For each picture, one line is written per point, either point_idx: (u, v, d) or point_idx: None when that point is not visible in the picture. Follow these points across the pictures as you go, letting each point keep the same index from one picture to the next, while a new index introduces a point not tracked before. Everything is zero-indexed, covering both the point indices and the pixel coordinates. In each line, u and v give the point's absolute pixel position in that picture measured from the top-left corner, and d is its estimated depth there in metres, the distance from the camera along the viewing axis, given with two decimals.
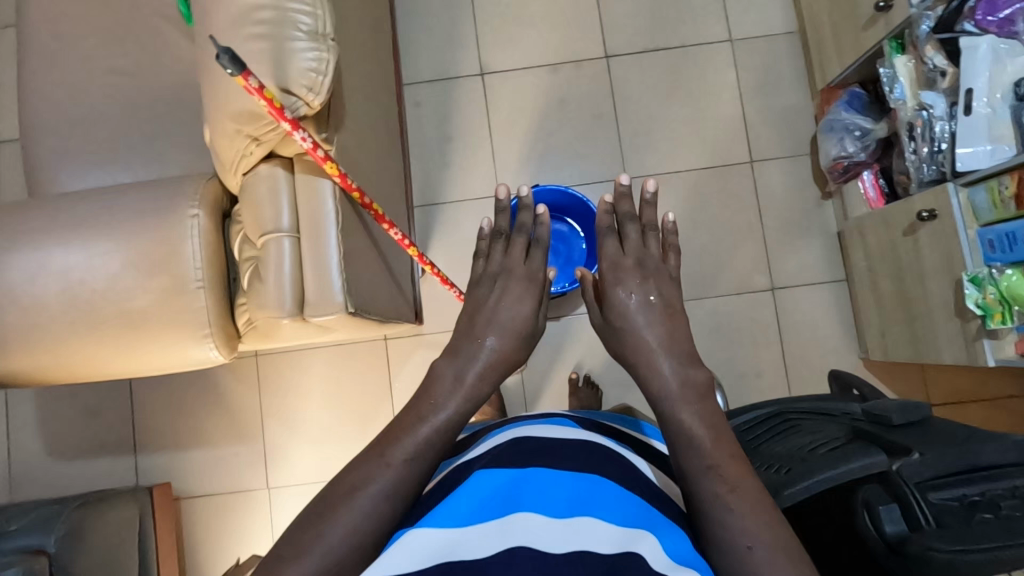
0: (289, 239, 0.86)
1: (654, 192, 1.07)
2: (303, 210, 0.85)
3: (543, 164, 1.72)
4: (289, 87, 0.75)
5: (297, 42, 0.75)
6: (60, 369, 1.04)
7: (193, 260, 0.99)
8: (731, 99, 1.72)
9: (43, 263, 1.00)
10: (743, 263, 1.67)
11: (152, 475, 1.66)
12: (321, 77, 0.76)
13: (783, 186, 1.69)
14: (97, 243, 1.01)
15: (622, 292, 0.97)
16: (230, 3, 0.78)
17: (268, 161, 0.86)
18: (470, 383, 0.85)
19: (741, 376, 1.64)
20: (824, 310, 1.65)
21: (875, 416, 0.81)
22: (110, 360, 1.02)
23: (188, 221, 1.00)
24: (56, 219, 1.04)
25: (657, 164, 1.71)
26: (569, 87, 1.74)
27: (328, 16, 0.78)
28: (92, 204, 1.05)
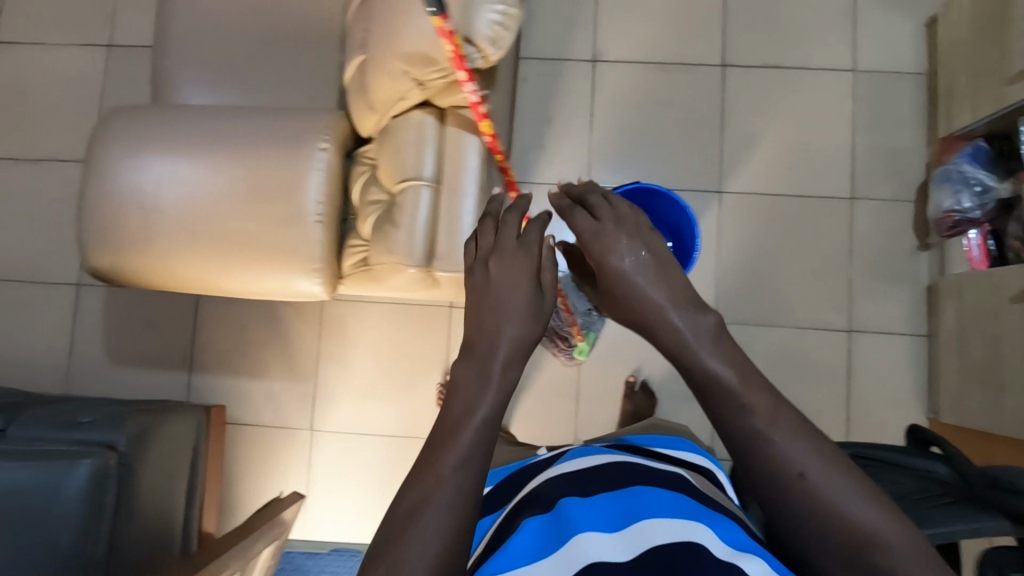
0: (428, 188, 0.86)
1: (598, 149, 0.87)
2: (450, 166, 0.86)
3: (639, 162, 1.68)
4: (471, 37, 0.74)
5: None
6: (166, 279, 1.05)
7: (314, 193, 0.99)
8: (843, 130, 1.67)
9: (171, 172, 1.02)
10: (824, 299, 1.63)
11: (201, 395, 1.70)
12: (504, 33, 0.75)
13: (880, 228, 1.63)
14: (224, 161, 1.01)
15: (615, 260, 0.74)
16: None
17: (421, 108, 0.87)
18: (498, 380, 0.66)
19: (800, 411, 1.60)
20: (899, 362, 1.60)
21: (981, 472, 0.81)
22: (214, 278, 1.03)
23: (316, 154, 1.00)
24: (186, 128, 1.04)
25: (755, 184, 1.66)
26: (679, 89, 1.70)
27: None
28: (220, 118, 1.05)
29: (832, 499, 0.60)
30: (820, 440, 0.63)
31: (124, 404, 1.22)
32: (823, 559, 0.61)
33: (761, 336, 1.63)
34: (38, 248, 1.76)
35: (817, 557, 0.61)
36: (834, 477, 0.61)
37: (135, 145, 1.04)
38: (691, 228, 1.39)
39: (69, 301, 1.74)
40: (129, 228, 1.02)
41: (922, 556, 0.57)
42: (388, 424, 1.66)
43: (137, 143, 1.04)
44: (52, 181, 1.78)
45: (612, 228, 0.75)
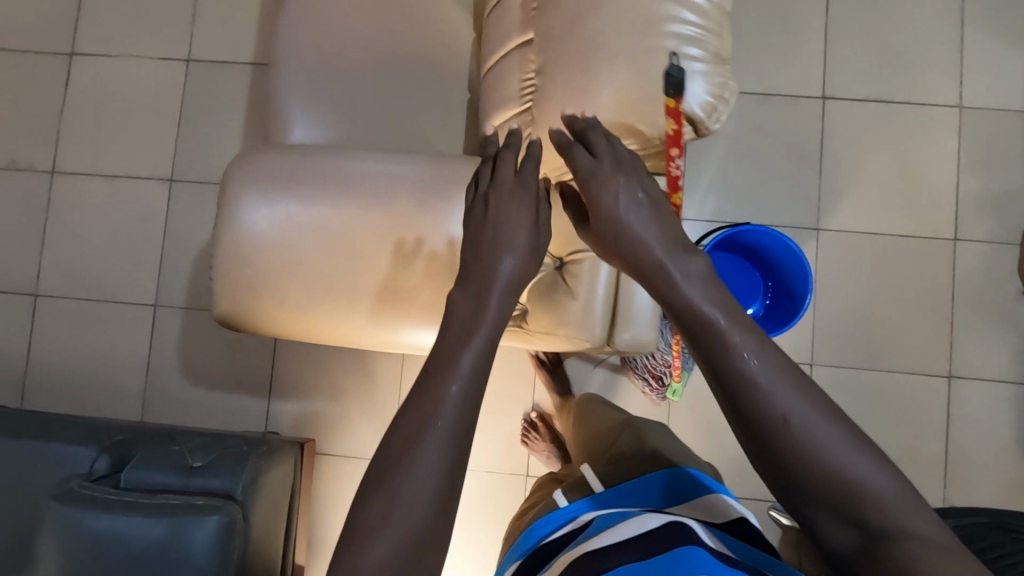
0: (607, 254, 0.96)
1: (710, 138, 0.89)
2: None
3: (734, 196, 1.64)
4: (691, 116, 0.88)
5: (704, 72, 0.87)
6: (284, 326, 1.04)
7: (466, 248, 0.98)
8: (947, 168, 1.62)
9: (313, 221, 1.00)
10: (923, 343, 1.59)
11: (280, 423, 1.67)
12: (719, 106, 0.88)
13: (983, 272, 1.59)
14: (368, 212, 0.99)
15: (609, 197, 0.79)
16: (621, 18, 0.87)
17: None
18: (492, 305, 0.76)
19: (897, 458, 1.56)
20: (999, 411, 1.56)
21: None
22: (334, 329, 1.03)
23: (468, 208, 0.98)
24: (325, 176, 1.02)
25: (852, 221, 1.62)
26: (778, 121, 1.65)
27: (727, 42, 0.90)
28: (355, 163, 1.03)
29: (820, 447, 0.61)
30: (822, 397, 0.64)
31: (235, 441, 1.22)
32: (819, 515, 0.62)
33: (854, 379, 1.59)
34: (115, 265, 1.73)
35: (808, 515, 0.62)
36: (823, 435, 0.61)
37: (268, 188, 1.02)
38: (805, 290, 1.35)
39: (145, 322, 1.71)
40: (257, 273, 1.01)
41: (916, 531, 0.59)
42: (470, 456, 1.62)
43: (269, 184, 1.02)
44: (129, 197, 1.74)
45: (607, 168, 0.80)
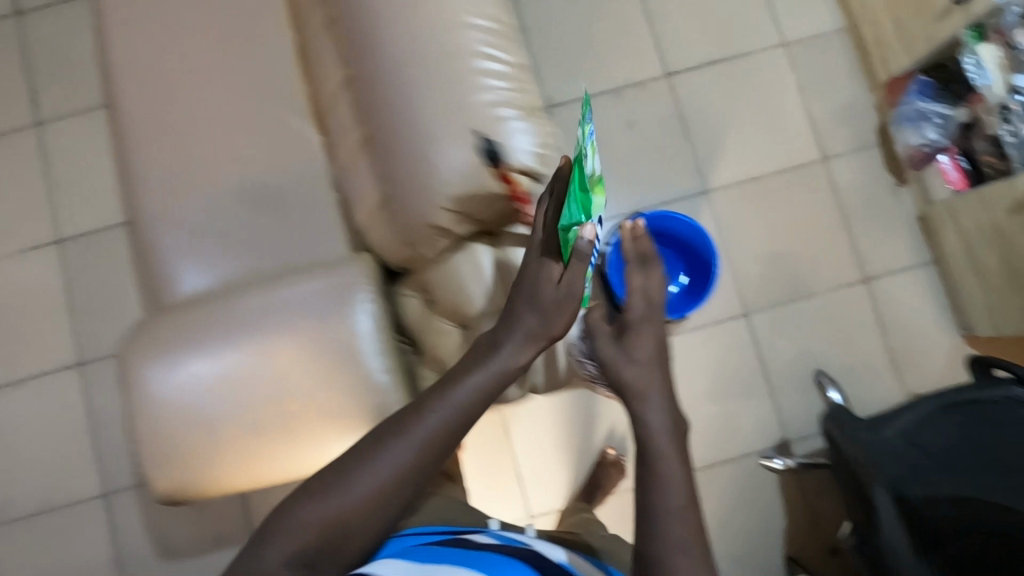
0: (504, 312, 0.92)
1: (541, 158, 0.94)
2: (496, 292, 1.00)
3: (621, 185, 1.72)
4: (524, 168, 0.92)
5: (514, 124, 0.94)
6: (278, 477, 1.00)
7: (370, 343, 0.98)
8: (796, 100, 1.75)
9: (209, 366, 0.99)
10: (833, 259, 1.70)
11: None
12: (548, 150, 0.95)
13: (859, 178, 1.72)
14: (255, 342, 0.99)
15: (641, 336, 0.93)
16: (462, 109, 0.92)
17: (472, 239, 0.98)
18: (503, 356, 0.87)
19: (849, 369, 1.66)
20: (918, 293, 1.68)
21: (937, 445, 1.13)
22: (261, 465, 0.98)
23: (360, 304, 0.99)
24: (195, 321, 1.02)
25: (732, 174, 1.73)
26: (635, 108, 1.75)
27: (529, 97, 0.97)
28: (268, 289, 1.03)
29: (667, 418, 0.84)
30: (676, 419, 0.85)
31: None
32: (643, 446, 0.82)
33: (787, 312, 1.68)
34: (51, 471, 1.64)
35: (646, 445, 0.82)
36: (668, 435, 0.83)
37: (178, 332, 1.02)
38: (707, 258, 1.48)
39: (101, 511, 1.63)
40: (201, 429, 0.98)
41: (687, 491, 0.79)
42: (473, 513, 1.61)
43: (223, 335, 1.00)
44: (40, 396, 1.66)
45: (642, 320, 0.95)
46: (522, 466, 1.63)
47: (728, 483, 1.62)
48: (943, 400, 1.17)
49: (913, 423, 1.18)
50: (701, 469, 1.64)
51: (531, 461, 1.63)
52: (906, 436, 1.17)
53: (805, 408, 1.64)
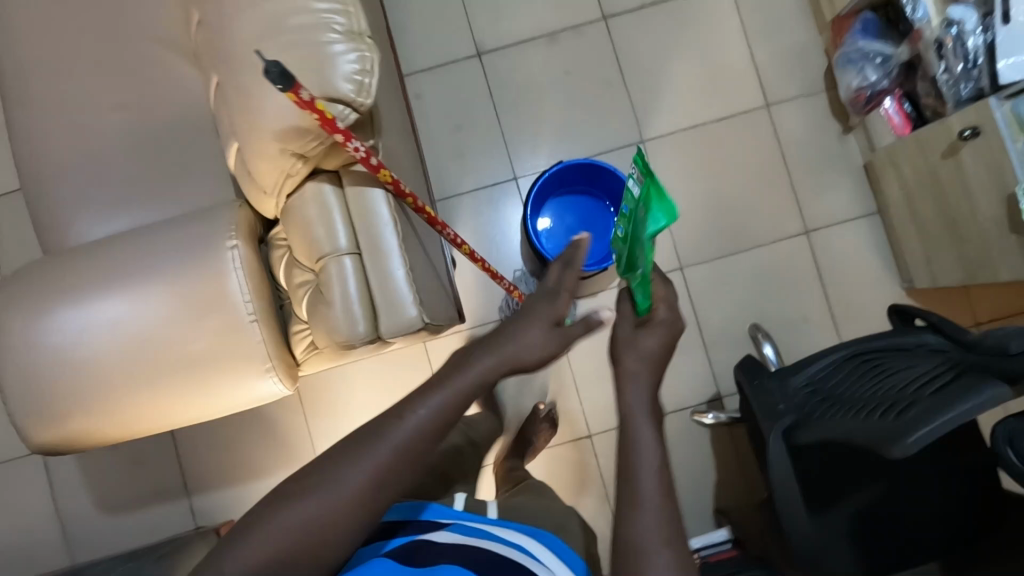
0: (348, 257, 0.87)
1: (363, 85, 0.81)
2: (358, 225, 0.87)
3: (557, 137, 1.67)
4: (334, 96, 0.80)
5: (334, 45, 0.81)
6: (167, 417, 1.00)
7: (240, 292, 0.94)
8: (740, 44, 1.67)
9: (85, 318, 0.97)
10: (774, 211, 1.65)
11: (209, 515, 1.62)
12: (366, 81, 0.81)
13: (803, 126, 1.66)
14: (131, 291, 0.97)
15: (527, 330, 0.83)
16: (282, 29, 0.83)
17: (314, 178, 0.88)
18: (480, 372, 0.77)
19: (786, 323, 1.63)
20: (859, 245, 1.64)
21: (830, 378, 1.11)
22: (145, 413, 0.98)
23: (228, 253, 0.94)
24: (74, 271, 1.01)
25: (671, 124, 1.66)
26: (571, 55, 1.68)
27: (361, 17, 0.85)
28: (147, 237, 1.00)
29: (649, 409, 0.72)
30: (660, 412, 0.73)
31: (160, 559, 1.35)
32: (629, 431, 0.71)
33: (726, 266, 1.64)
34: None
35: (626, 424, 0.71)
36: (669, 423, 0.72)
37: (56, 284, 1.00)
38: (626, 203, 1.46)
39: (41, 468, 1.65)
40: (78, 379, 0.97)
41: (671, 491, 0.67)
42: None
43: (100, 283, 0.98)
44: None
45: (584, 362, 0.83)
46: None
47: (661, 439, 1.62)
48: (850, 348, 1.15)
49: (819, 369, 1.15)
50: None
51: None
52: (811, 384, 1.13)
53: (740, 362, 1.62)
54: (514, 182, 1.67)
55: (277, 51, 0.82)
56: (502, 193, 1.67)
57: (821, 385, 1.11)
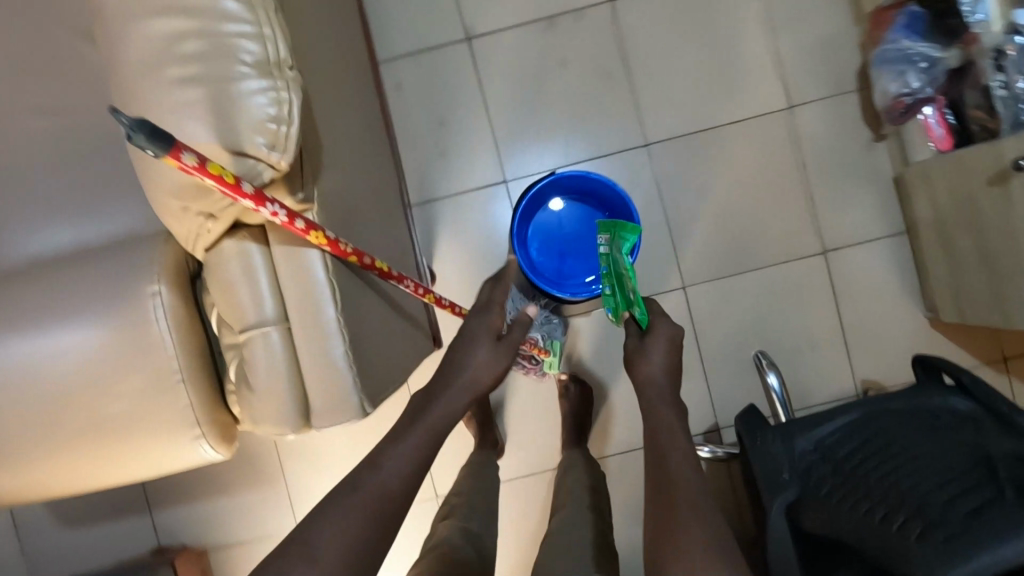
0: (275, 330, 0.67)
1: (281, 133, 0.65)
2: (287, 291, 0.66)
3: (551, 135, 1.49)
4: (242, 149, 0.65)
5: (245, 82, 0.65)
6: (82, 482, 0.86)
7: (166, 349, 0.80)
8: (762, 35, 1.48)
9: None
10: (791, 226, 1.48)
11: (171, 533, 1.53)
12: (283, 128, 0.65)
13: (829, 131, 1.48)
14: (26, 340, 0.80)
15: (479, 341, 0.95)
16: (183, 59, 0.65)
17: (234, 234, 0.66)
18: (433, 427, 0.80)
19: (795, 351, 1.49)
20: (882, 268, 1.48)
21: (840, 448, 0.99)
22: (56, 478, 0.85)
23: (150, 301, 0.80)
24: None
25: (680, 125, 1.48)
26: (570, 42, 1.48)
27: (278, 36, 0.67)
28: (50, 273, 0.84)
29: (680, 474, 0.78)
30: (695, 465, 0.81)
31: None
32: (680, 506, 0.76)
33: (732, 287, 1.49)
34: None
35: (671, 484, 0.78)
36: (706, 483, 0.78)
37: None
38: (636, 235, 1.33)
39: None
40: None
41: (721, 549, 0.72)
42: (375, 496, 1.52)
43: None
44: None
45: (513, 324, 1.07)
46: None
47: None
48: (863, 410, 1.02)
49: (830, 434, 1.02)
50: (625, 452, 1.51)
51: None
52: (821, 451, 1.00)
53: (742, 391, 1.49)
54: (502, 186, 1.49)
55: (176, 88, 0.65)
56: (489, 198, 1.49)
57: (829, 454, 0.99)
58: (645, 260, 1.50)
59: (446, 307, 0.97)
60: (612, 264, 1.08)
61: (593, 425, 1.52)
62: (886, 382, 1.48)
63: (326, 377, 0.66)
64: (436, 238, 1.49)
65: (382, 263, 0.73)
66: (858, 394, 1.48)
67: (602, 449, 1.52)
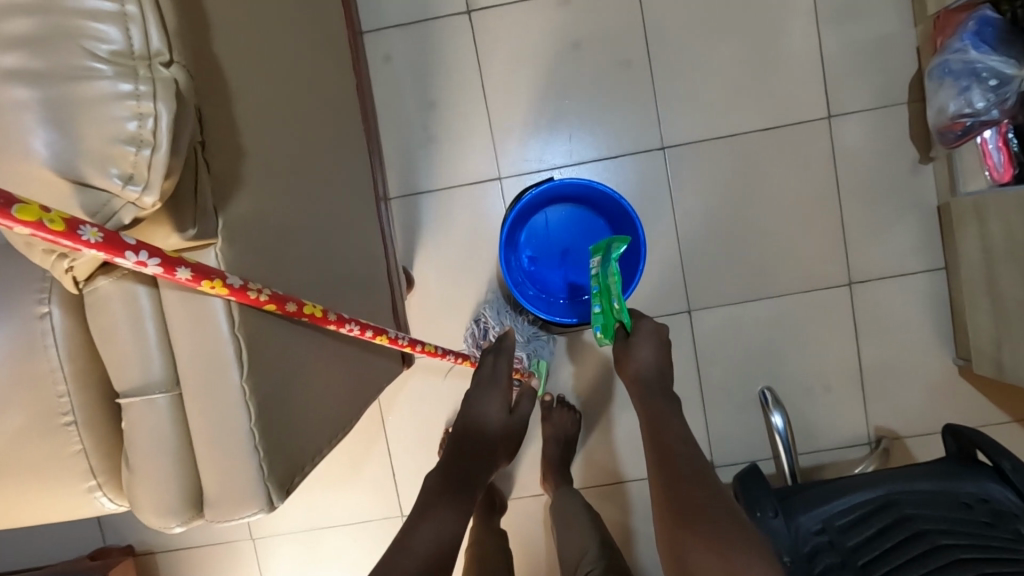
0: (165, 396, 0.59)
1: (148, 157, 0.51)
2: (181, 351, 0.56)
3: (554, 129, 1.32)
4: (90, 178, 0.50)
5: (100, 85, 0.50)
6: None
7: (57, 380, 0.72)
8: (805, 31, 1.29)
9: None
10: (815, 252, 1.32)
11: (116, 532, 1.42)
12: (146, 152, 0.51)
13: (869, 147, 1.30)
14: None
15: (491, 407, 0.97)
16: (17, 38, 0.49)
17: (116, 278, 0.56)
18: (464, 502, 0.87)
19: (806, 390, 1.35)
20: (911, 306, 1.32)
21: (849, 534, 0.86)
22: None
23: (40, 322, 0.71)
24: None
25: (702, 127, 1.31)
26: (585, 23, 1.30)
27: (153, 23, 0.51)
28: None
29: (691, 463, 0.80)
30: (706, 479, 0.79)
31: None
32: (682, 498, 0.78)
33: (742, 314, 1.34)
34: None
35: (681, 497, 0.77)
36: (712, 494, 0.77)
37: None
38: (636, 250, 1.18)
39: None
40: None
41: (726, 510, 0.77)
42: (336, 509, 1.41)
43: None
44: None
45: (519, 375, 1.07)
46: (396, 461, 1.39)
47: (637, 507, 1.37)
48: (880, 492, 0.88)
49: (842, 515, 0.88)
50: (612, 485, 1.38)
51: (407, 456, 1.39)
52: (829, 533, 0.87)
53: (741, 429, 1.36)
54: (496, 183, 1.33)
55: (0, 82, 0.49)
56: (481, 196, 1.33)
57: (835, 539, 0.86)
58: (648, 277, 1.34)
59: (405, 343, 0.83)
60: (604, 276, 1.00)
61: (579, 453, 1.38)
62: (903, 431, 1.34)
63: (226, 447, 0.57)
64: (419, 237, 1.34)
65: (310, 307, 0.61)
66: (870, 442, 1.34)
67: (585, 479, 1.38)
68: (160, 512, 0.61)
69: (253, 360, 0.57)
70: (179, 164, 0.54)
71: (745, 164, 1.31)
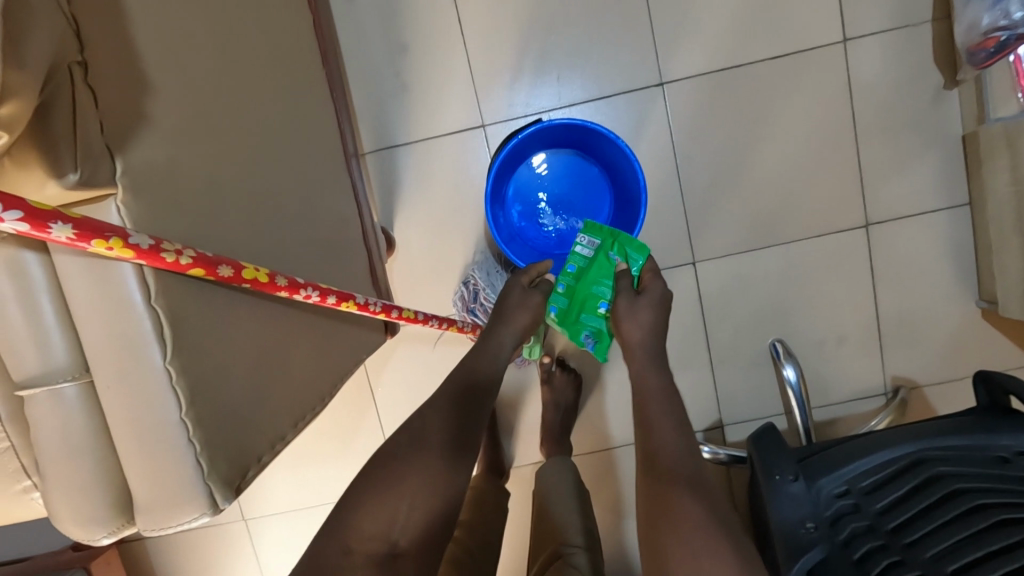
0: (70, 385, 0.57)
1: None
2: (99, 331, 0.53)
3: (540, 69, 1.19)
4: None
5: None
6: None
7: None
8: None
9: None
10: (828, 194, 1.22)
11: None
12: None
13: (888, 74, 1.18)
14: None
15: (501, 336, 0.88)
16: None
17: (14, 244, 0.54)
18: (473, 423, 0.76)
19: (819, 342, 1.27)
20: (931, 248, 1.23)
21: (873, 497, 0.80)
22: None
23: None
24: None
25: (703, 59, 1.18)
26: None
27: None
28: None
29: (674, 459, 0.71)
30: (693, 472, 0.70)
31: None
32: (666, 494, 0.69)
33: (748, 264, 1.25)
34: None
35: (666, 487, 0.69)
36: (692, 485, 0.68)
37: None
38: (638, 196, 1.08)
39: None
40: None
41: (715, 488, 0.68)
42: (329, 487, 1.35)
43: None
44: None
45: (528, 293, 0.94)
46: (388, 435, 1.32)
47: None
48: (908, 449, 0.82)
49: (866, 476, 0.82)
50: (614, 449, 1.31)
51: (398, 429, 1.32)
52: (851, 496, 0.81)
53: (750, 385, 1.29)
54: (480, 132, 1.21)
55: None
56: (463, 147, 1.21)
57: (857, 502, 0.80)
58: (647, 228, 1.24)
59: (376, 309, 0.75)
60: (591, 270, 0.98)
61: (579, 417, 1.30)
62: (921, 380, 1.27)
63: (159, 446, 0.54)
64: (399, 196, 1.23)
65: (249, 271, 0.57)
66: (886, 393, 1.27)
67: (586, 444, 1.31)
68: (83, 522, 0.59)
69: (177, 339, 0.54)
70: (33, 86, 0.45)
71: (750, 98, 1.19)
